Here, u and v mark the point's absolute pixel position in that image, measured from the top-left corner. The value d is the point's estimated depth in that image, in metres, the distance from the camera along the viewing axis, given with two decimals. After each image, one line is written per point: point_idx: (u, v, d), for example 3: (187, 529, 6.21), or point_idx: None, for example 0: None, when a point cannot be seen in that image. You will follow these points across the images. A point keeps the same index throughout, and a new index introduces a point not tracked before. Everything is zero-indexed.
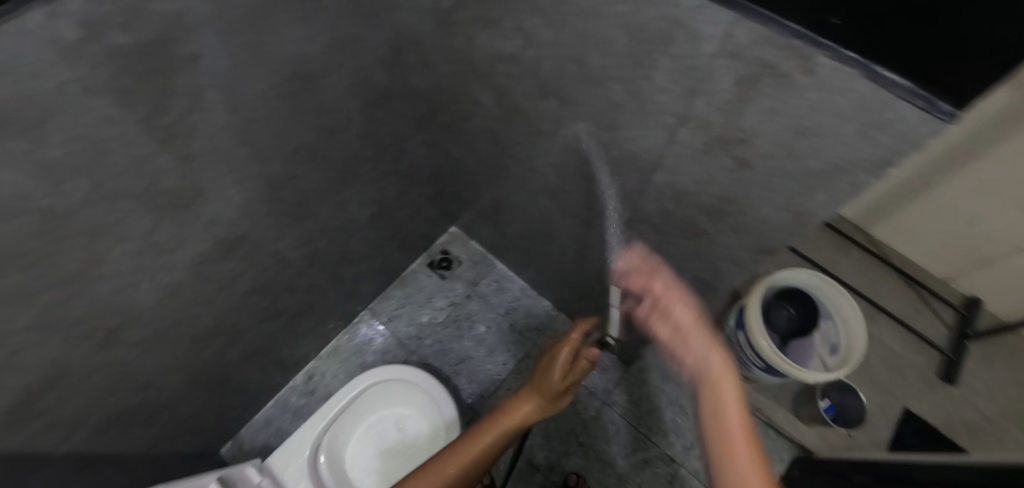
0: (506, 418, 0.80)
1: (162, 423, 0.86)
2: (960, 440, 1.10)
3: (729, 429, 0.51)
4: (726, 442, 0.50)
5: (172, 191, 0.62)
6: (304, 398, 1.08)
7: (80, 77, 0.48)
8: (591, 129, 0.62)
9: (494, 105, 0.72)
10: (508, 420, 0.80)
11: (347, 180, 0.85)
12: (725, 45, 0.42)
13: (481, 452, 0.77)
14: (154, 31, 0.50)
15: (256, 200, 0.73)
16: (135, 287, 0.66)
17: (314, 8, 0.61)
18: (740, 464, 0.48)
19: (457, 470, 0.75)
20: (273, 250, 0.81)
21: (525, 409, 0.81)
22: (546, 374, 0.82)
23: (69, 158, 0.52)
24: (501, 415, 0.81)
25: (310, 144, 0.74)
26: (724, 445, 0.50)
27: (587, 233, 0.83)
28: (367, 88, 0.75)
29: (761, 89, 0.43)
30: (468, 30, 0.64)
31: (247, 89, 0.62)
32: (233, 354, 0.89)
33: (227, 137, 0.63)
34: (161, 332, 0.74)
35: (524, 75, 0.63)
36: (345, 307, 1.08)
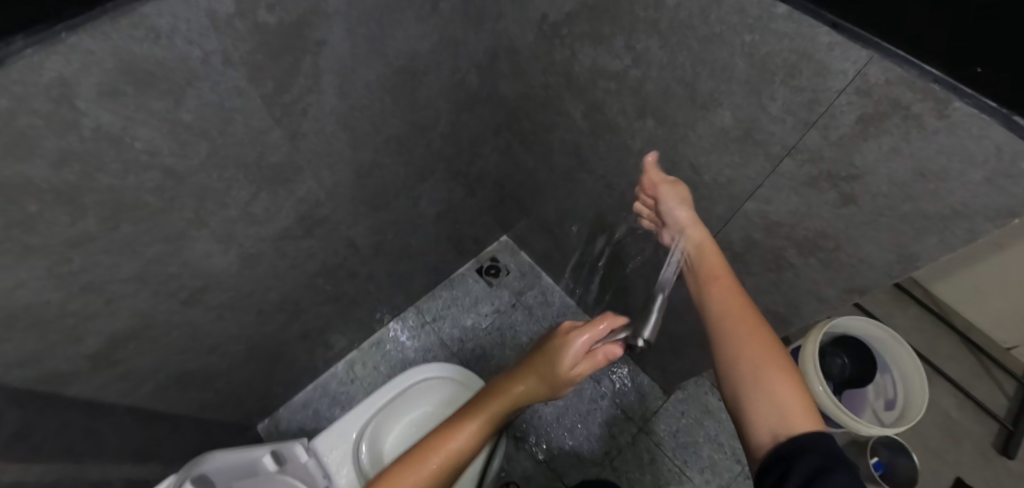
0: (481, 410, 0.70)
1: (215, 391, 0.88)
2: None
3: (750, 350, 0.49)
4: (745, 359, 0.49)
5: (276, 165, 0.65)
6: (343, 386, 1.08)
7: (226, 48, 0.52)
8: (686, 151, 0.63)
9: (583, 119, 0.74)
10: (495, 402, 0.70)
11: (424, 176, 0.87)
12: (855, 82, 0.43)
13: (458, 449, 0.66)
14: (294, 14, 0.54)
15: (343, 184, 0.75)
16: (223, 253, 0.69)
17: (432, 9, 0.64)
18: (762, 375, 0.47)
19: (441, 465, 0.65)
20: (346, 235, 0.83)
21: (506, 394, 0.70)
22: (550, 359, 0.67)
23: (198, 123, 0.55)
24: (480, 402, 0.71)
25: (400, 137, 0.76)
26: (742, 361, 0.49)
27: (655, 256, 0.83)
28: (460, 89, 0.78)
29: (887, 127, 0.44)
30: (573, 45, 0.66)
31: (359, 78, 0.64)
32: (290, 332, 0.91)
33: (333, 121, 0.66)
34: (235, 300, 0.76)
35: (625, 92, 0.64)
36: (395, 301, 1.09)
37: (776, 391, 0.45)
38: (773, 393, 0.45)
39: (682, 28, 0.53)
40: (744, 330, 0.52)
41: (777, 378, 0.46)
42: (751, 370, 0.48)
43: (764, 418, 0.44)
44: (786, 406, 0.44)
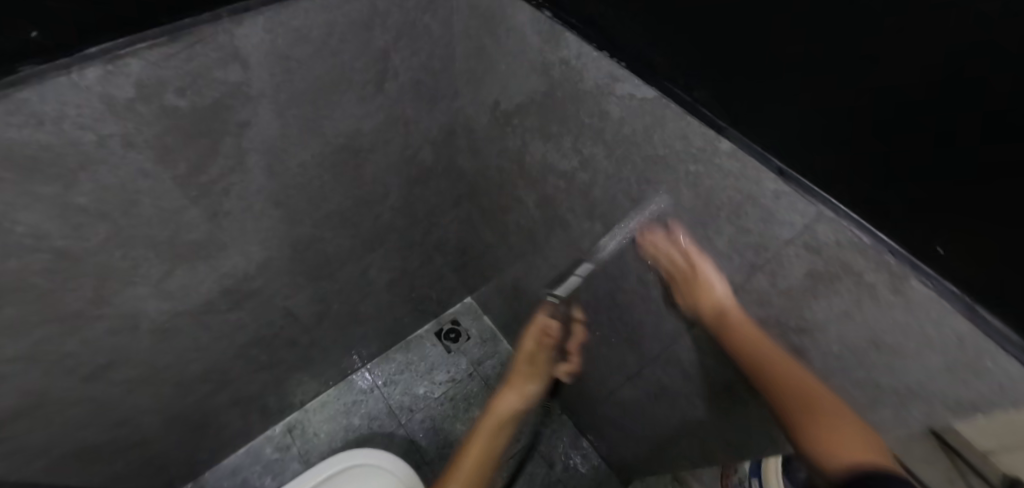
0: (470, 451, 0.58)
1: (126, 461, 0.80)
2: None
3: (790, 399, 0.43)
4: (796, 406, 0.43)
5: (194, 243, 0.60)
6: (278, 452, 1.00)
7: (127, 131, 0.47)
8: (635, 262, 0.58)
9: (536, 208, 0.70)
10: (492, 417, 0.61)
11: (372, 246, 0.82)
12: (802, 235, 0.38)
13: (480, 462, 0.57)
14: (211, 97, 0.50)
15: (276, 258, 0.70)
16: (132, 330, 0.63)
17: (376, 89, 0.61)
18: (815, 418, 0.41)
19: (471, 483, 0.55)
20: (282, 306, 0.78)
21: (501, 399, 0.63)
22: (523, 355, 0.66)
23: (94, 205, 0.50)
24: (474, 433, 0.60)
25: (343, 211, 0.72)
26: (801, 407, 0.42)
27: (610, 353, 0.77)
28: (412, 164, 0.73)
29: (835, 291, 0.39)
30: (524, 136, 0.62)
31: (292, 157, 0.60)
32: (217, 400, 0.85)
33: (262, 198, 0.62)
34: (148, 373, 0.70)
35: (575, 192, 0.60)
36: (343, 364, 1.03)
37: (841, 435, 0.40)
38: (836, 444, 0.40)
39: (627, 143, 0.48)
40: (784, 370, 0.44)
41: (836, 423, 0.41)
42: (823, 422, 0.41)
43: (827, 455, 0.39)
44: (846, 446, 0.39)
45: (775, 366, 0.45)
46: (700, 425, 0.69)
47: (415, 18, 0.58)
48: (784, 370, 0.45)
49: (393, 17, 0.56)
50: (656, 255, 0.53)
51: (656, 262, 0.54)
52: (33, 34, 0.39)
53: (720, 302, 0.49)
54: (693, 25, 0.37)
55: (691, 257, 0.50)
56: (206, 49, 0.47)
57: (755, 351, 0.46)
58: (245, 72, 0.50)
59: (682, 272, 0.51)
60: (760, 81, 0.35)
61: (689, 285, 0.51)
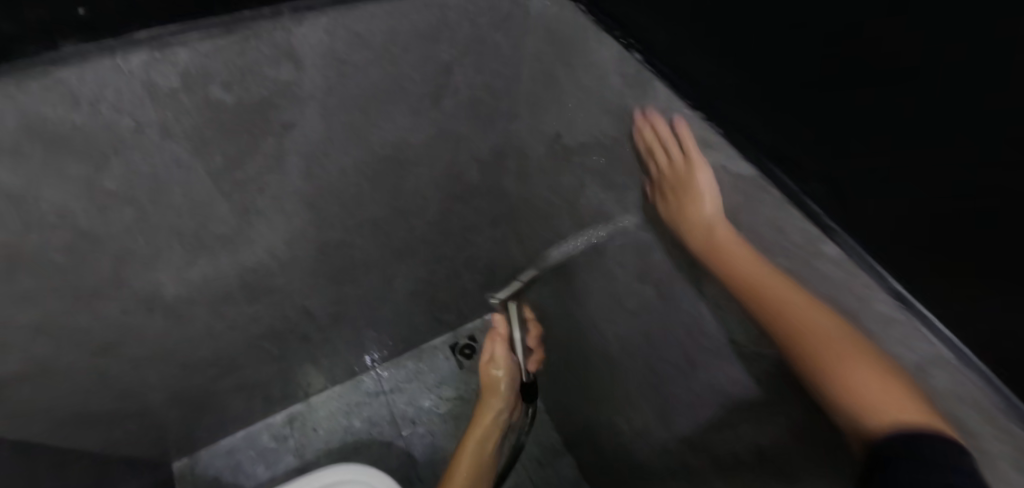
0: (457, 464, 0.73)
1: (125, 430, 0.79)
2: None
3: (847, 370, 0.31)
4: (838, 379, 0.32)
5: (221, 236, 0.57)
6: (275, 441, 0.99)
7: (165, 120, 0.44)
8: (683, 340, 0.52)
9: (580, 252, 0.64)
10: (483, 422, 0.75)
11: (401, 256, 0.78)
12: (913, 375, 0.31)
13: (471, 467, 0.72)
14: (259, 94, 0.46)
15: (302, 258, 0.67)
16: (147, 313, 0.61)
17: (431, 103, 0.56)
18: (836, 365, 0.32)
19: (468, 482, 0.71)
20: (300, 304, 0.75)
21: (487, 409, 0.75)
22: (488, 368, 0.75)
23: (123, 190, 0.47)
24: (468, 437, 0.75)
25: (377, 220, 0.68)
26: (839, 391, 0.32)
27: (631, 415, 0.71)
28: (455, 181, 0.69)
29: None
30: (582, 177, 0.57)
31: (333, 163, 0.56)
32: (223, 384, 0.83)
33: (296, 200, 0.58)
34: (157, 354, 0.68)
35: (628, 248, 0.54)
36: (353, 363, 1.00)
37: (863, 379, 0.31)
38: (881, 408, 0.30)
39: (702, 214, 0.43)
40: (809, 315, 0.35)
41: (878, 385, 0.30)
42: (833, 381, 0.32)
43: (870, 421, 0.30)
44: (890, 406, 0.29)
45: (799, 316, 0.35)
46: None
47: (486, 34, 0.53)
48: (785, 303, 0.36)
49: (463, 31, 0.51)
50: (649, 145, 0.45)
51: (651, 173, 0.47)
52: (80, 11, 0.37)
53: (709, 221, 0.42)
54: (813, 105, 0.31)
55: (686, 150, 0.42)
56: (260, 46, 0.43)
57: (751, 288, 0.38)
58: (298, 73, 0.46)
59: (664, 177, 0.45)
60: (895, 189, 0.28)
61: (676, 190, 0.44)
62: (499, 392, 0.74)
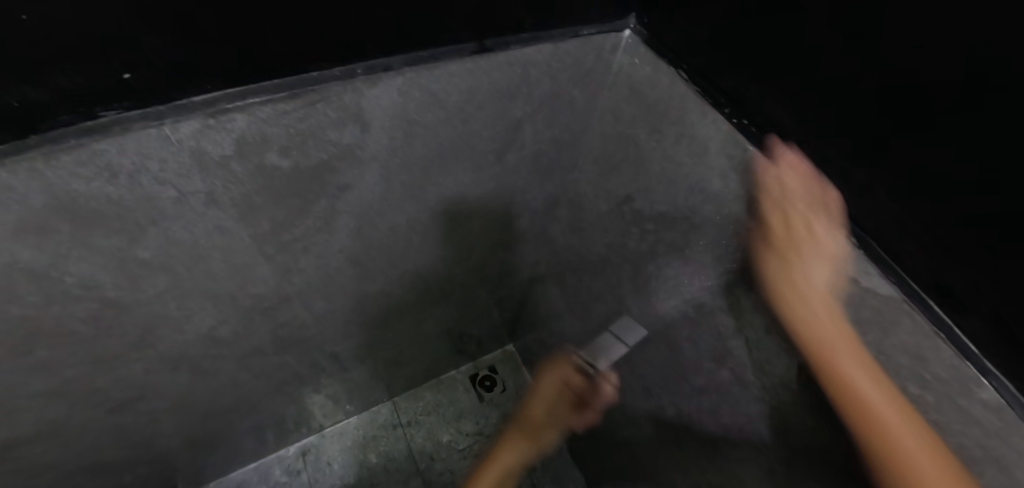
0: None
1: (134, 474, 0.74)
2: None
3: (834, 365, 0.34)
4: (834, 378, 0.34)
5: (258, 296, 0.52)
6: (286, 475, 0.94)
7: (212, 188, 0.39)
8: (762, 432, 0.48)
9: (638, 316, 0.60)
10: (530, 425, 0.56)
11: (436, 300, 0.73)
12: None
13: None
14: (318, 158, 0.41)
15: (338, 310, 0.62)
16: (170, 370, 0.56)
17: (495, 159, 0.52)
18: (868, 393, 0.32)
19: None
20: (329, 350, 0.70)
21: (539, 416, 0.55)
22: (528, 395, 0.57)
23: (159, 259, 0.42)
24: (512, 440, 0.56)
25: (419, 270, 0.63)
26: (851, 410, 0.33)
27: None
28: (503, 230, 0.65)
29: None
30: (654, 245, 0.53)
31: (384, 220, 0.51)
32: (239, 425, 0.78)
33: (342, 257, 0.53)
34: (175, 406, 0.63)
35: (704, 327, 0.50)
36: (371, 396, 0.96)
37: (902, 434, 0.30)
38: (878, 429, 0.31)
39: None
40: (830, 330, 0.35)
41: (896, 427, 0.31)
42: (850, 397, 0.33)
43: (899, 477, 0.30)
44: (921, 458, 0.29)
45: (830, 324, 0.35)
46: None
47: (563, 90, 0.49)
48: (810, 304, 0.36)
49: (541, 87, 0.47)
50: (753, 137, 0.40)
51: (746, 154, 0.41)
52: (125, 75, 0.31)
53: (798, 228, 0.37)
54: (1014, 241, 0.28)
55: (776, 156, 0.39)
56: (326, 110, 0.38)
57: (797, 291, 0.36)
58: (363, 134, 0.41)
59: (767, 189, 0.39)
60: None
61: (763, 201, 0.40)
62: (541, 400, 0.55)
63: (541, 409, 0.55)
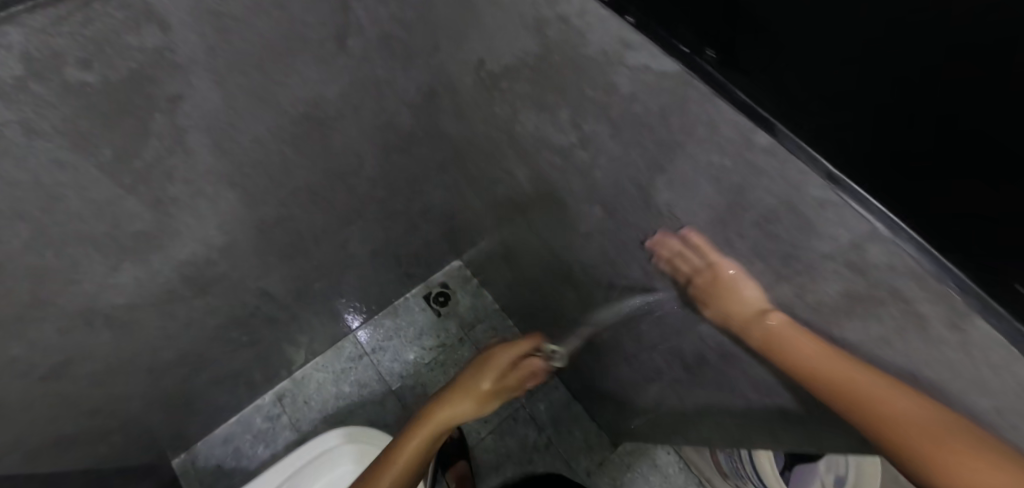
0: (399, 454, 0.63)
1: (109, 443, 0.78)
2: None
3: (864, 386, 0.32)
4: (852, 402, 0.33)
5: (140, 234, 0.53)
6: (268, 422, 1.00)
7: (24, 117, 0.38)
8: (638, 254, 0.51)
9: (527, 183, 0.62)
10: (427, 425, 0.64)
11: (350, 219, 0.75)
12: (845, 255, 0.30)
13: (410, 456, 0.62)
14: (127, 67, 0.40)
15: (241, 241, 0.63)
16: (87, 327, 0.57)
17: (334, 49, 0.51)
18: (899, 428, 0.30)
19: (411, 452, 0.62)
20: (255, 287, 0.72)
21: (443, 417, 0.64)
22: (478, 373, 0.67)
23: (5, 207, 0.42)
24: (404, 438, 0.64)
25: (312, 186, 0.64)
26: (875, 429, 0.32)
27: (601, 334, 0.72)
28: (387, 130, 0.65)
29: (847, 328, 0.34)
30: (514, 103, 0.53)
31: (241, 132, 0.51)
32: (198, 379, 0.81)
33: (212, 180, 0.53)
34: (114, 365, 0.65)
35: (572, 170, 0.52)
36: (328, 331, 1.00)
37: (962, 462, 0.27)
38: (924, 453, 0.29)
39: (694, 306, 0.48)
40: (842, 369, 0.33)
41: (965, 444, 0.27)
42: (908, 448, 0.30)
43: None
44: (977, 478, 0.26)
45: (843, 382, 0.33)
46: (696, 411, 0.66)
47: None
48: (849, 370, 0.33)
49: None
50: (669, 262, 0.47)
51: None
52: None
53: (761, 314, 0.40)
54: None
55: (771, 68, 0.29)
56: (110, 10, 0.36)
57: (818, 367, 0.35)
58: (166, 34, 0.40)
59: (711, 273, 0.43)
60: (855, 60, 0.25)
61: (710, 295, 0.44)
62: (490, 367, 0.67)
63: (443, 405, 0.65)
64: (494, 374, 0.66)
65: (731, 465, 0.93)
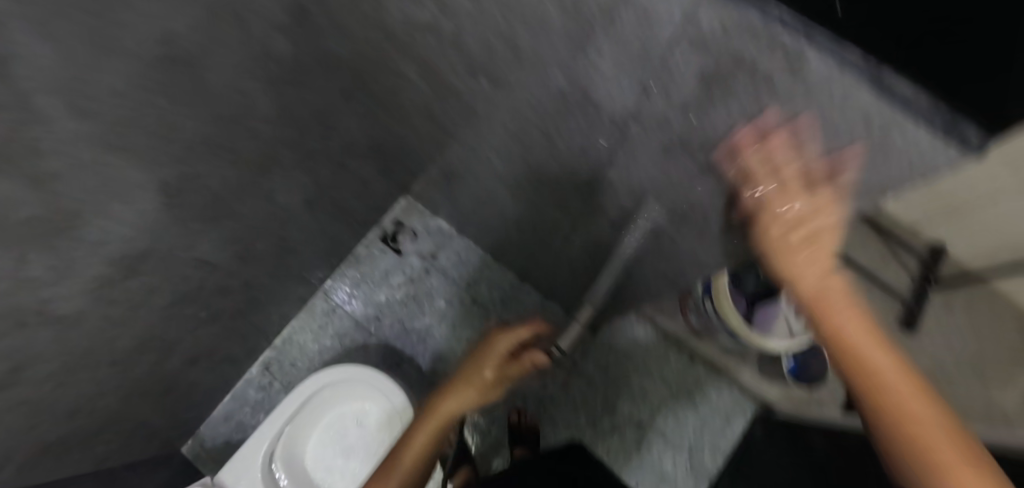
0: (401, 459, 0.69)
1: (106, 442, 0.80)
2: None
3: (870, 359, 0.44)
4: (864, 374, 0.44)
5: (33, 221, 0.50)
6: (262, 391, 1.05)
7: None
8: (532, 116, 0.50)
9: (420, 81, 0.60)
10: (428, 425, 0.70)
11: (266, 168, 0.74)
12: (686, 32, 0.31)
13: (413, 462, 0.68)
14: None
15: (151, 210, 0.62)
16: (22, 329, 0.56)
17: None
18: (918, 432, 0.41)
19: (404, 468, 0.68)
20: (190, 257, 0.72)
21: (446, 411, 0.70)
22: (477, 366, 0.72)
23: None
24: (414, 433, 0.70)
25: (205, 137, 0.62)
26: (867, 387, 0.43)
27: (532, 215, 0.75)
28: (265, 62, 0.62)
29: (713, 110, 0.36)
30: None
31: (99, 87, 0.47)
32: (171, 363, 0.83)
33: (88, 147, 0.51)
34: (72, 363, 0.65)
35: (447, 47, 0.50)
36: (292, 293, 1.01)
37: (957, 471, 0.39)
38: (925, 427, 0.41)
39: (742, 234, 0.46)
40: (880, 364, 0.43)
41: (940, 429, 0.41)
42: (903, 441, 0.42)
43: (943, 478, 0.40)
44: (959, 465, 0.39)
45: (868, 362, 0.43)
46: (638, 268, 0.68)
47: None
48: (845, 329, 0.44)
49: None
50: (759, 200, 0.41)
51: None
52: None
53: (821, 291, 0.44)
54: None
55: None
56: None
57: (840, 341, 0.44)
58: None
59: (803, 231, 0.41)
60: None
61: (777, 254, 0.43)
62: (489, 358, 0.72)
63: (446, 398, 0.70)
64: (500, 361, 0.72)
65: (700, 321, 0.98)
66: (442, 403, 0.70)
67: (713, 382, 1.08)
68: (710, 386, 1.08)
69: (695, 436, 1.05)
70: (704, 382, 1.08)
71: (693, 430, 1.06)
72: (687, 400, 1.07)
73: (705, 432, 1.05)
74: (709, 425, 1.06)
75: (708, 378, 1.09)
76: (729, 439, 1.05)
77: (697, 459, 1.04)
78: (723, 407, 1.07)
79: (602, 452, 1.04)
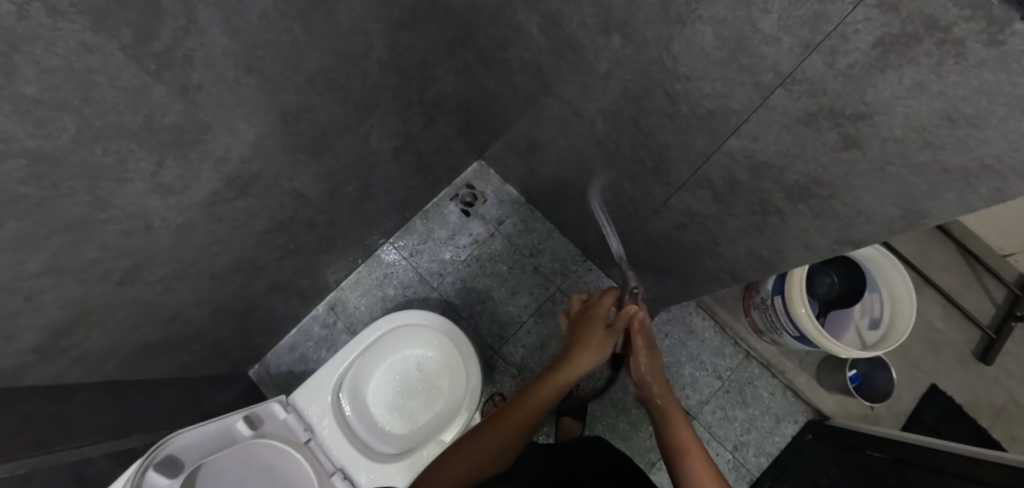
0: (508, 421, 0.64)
1: (191, 352, 0.86)
2: (995, 432, 1.00)
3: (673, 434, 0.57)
4: (674, 446, 0.56)
5: (175, 127, 0.53)
6: (325, 328, 1.10)
7: None
8: (660, 76, 0.50)
9: (540, 35, 0.61)
10: (544, 390, 0.66)
11: (368, 110, 0.77)
12: None
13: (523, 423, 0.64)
14: None
15: (268, 134, 0.65)
16: (147, 230, 0.60)
17: None
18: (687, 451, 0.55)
19: (511, 435, 0.63)
20: (290, 187, 0.76)
21: (564, 377, 0.66)
22: (588, 325, 0.70)
23: (48, 96, 0.40)
24: (523, 398, 0.65)
25: (326, 71, 0.64)
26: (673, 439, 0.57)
27: (623, 185, 0.75)
28: (390, 5, 0.63)
29: (879, 80, 0.35)
30: None
31: (250, 7, 0.49)
32: (257, 286, 0.88)
33: (230, 65, 0.53)
34: (179, 270, 0.70)
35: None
36: (364, 239, 1.05)
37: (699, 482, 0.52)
38: (695, 467, 0.53)
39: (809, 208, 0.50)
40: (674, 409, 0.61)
41: (696, 452, 0.55)
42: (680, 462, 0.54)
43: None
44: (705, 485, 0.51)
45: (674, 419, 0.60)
46: (730, 248, 0.67)
47: None
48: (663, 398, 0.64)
49: None
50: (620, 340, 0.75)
51: None
52: None
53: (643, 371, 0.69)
54: None
55: None
56: None
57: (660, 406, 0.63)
58: None
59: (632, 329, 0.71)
60: None
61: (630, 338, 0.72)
62: (595, 319, 0.70)
63: (566, 363, 0.66)
64: (601, 325, 0.69)
65: (766, 321, 0.96)
66: (563, 366, 0.67)
67: (767, 384, 1.07)
68: (763, 387, 1.07)
69: (742, 435, 1.04)
70: (758, 382, 1.07)
71: (740, 428, 1.04)
72: (738, 397, 1.06)
73: (753, 431, 1.04)
74: (758, 426, 1.04)
75: (763, 379, 1.07)
76: (776, 444, 1.03)
77: (741, 457, 1.03)
78: (773, 410, 1.06)
79: (645, 435, 1.05)
